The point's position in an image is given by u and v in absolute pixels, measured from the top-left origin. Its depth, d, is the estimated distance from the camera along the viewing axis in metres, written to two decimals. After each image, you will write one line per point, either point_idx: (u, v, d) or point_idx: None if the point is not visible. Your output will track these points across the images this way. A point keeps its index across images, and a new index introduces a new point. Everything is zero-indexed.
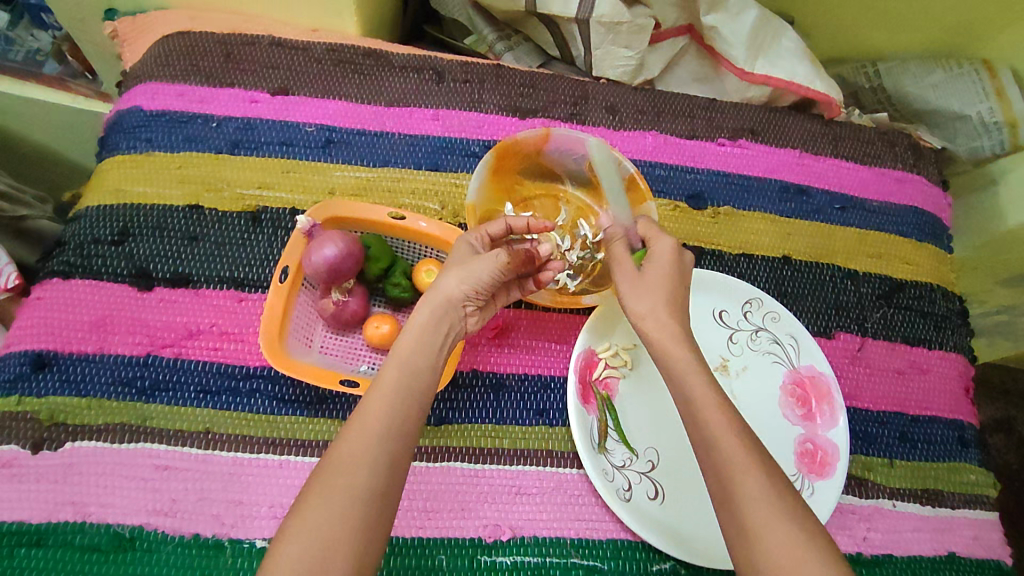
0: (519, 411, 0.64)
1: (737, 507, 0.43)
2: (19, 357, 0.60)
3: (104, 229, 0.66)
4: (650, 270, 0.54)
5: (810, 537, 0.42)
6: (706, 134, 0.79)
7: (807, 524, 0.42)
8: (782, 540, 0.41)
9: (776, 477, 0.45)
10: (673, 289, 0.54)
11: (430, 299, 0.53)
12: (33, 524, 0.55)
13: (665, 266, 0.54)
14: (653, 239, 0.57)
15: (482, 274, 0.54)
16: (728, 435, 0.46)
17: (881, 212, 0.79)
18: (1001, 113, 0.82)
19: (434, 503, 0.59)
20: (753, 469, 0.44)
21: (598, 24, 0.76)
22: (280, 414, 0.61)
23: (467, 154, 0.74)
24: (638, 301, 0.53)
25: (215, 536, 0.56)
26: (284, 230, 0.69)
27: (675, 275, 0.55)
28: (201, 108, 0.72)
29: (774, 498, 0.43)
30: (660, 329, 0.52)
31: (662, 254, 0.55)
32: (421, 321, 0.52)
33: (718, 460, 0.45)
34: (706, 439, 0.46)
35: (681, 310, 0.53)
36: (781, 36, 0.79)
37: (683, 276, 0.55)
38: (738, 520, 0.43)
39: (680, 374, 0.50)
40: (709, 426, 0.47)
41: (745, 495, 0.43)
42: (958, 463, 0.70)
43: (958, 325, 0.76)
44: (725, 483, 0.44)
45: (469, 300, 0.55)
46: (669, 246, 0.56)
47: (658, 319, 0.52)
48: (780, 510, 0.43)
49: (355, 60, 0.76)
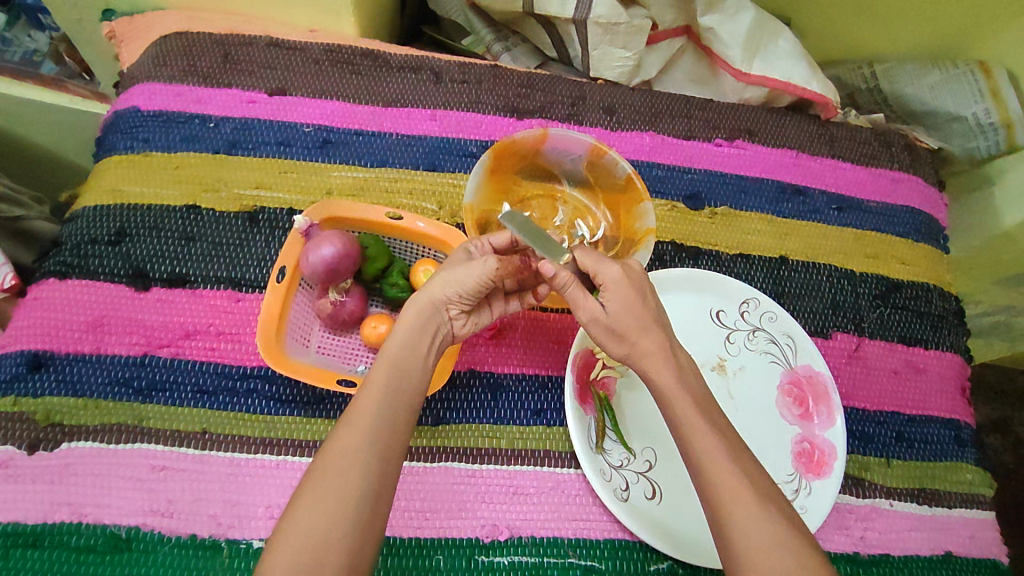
0: (516, 411, 0.64)
1: (730, 530, 0.43)
2: (14, 357, 0.60)
3: (101, 229, 0.66)
4: (615, 308, 0.51)
5: (801, 557, 0.42)
6: (703, 135, 0.79)
7: (801, 548, 0.42)
8: (777, 566, 0.41)
9: (768, 497, 0.45)
10: (642, 316, 0.52)
11: (415, 301, 0.53)
12: (28, 525, 0.55)
13: (626, 298, 0.52)
14: (597, 273, 0.52)
15: (466, 280, 0.53)
16: (718, 454, 0.46)
17: (878, 213, 0.79)
18: (997, 114, 0.81)
19: (432, 503, 0.59)
20: (744, 493, 0.44)
21: (596, 25, 0.76)
22: (278, 414, 0.61)
23: (465, 154, 0.74)
24: (609, 336, 0.53)
25: (213, 537, 0.56)
26: (282, 231, 0.69)
27: (637, 299, 0.52)
28: (199, 108, 0.72)
29: (765, 516, 0.43)
30: (635, 350, 0.52)
31: (614, 288, 0.52)
32: (405, 325, 0.52)
33: (710, 480, 0.45)
34: (697, 459, 0.46)
35: (661, 325, 0.52)
36: (779, 38, 0.80)
37: (643, 296, 0.53)
38: (732, 544, 0.43)
39: (670, 392, 0.50)
40: (699, 448, 0.46)
41: (737, 520, 0.43)
42: (956, 462, 0.70)
43: (955, 325, 0.76)
44: (716, 502, 0.45)
45: (453, 304, 0.54)
46: (615, 275, 0.52)
47: (635, 342, 0.52)
48: (773, 534, 0.43)
49: (353, 61, 0.76)
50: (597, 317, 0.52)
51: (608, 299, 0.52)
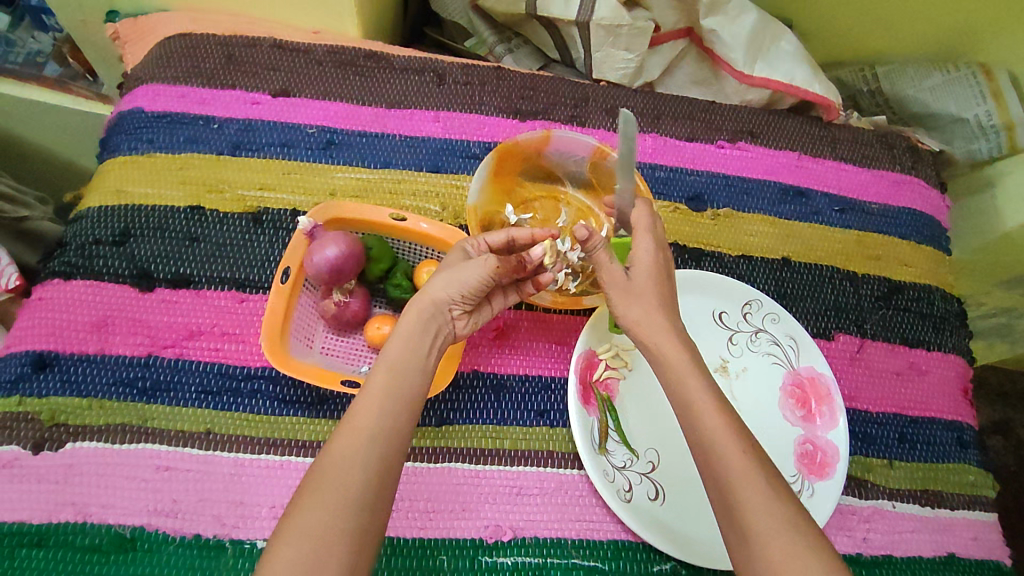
0: (520, 412, 0.64)
1: (743, 527, 0.43)
2: (18, 358, 0.60)
3: (105, 229, 0.66)
4: (639, 276, 0.53)
5: (815, 553, 0.41)
6: (705, 136, 0.79)
7: (816, 544, 0.42)
8: (791, 562, 0.41)
9: (779, 494, 0.44)
10: (662, 290, 0.53)
11: (415, 303, 0.53)
12: (33, 525, 0.55)
13: (653, 269, 0.53)
14: (638, 236, 0.54)
15: (468, 279, 0.54)
16: (728, 449, 0.45)
17: (880, 214, 0.79)
18: (999, 117, 0.82)
19: (435, 504, 0.59)
20: (758, 489, 0.44)
21: (598, 27, 0.76)
22: (281, 414, 0.61)
23: (468, 156, 0.75)
24: (626, 301, 0.53)
25: (217, 537, 0.56)
26: (285, 232, 0.69)
27: (660, 274, 0.54)
28: (202, 109, 0.73)
29: (780, 516, 0.43)
30: (644, 319, 0.52)
31: (643, 257, 0.53)
32: (407, 326, 0.52)
33: (720, 474, 0.45)
34: (707, 456, 0.46)
35: (672, 307, 0.53)
36: (780, 39, 0.80)
37: (667, 275, 0.54)
38: (744, 536, 0.43)
39: (675, 390, 0.49)
40: (709, 443, 0.46)
41: (748, 513, 0.43)
42: (957, 463, 0.70)
43: (957, 327, 0.77)
44: (728, 500, 0.44)
45: (455, 304, 0.55)
46: (649, 248, 0.53)
47: (649, 319, 0.52)
48: (784, 527, 0.42)
49: (356, 62, 0.77)
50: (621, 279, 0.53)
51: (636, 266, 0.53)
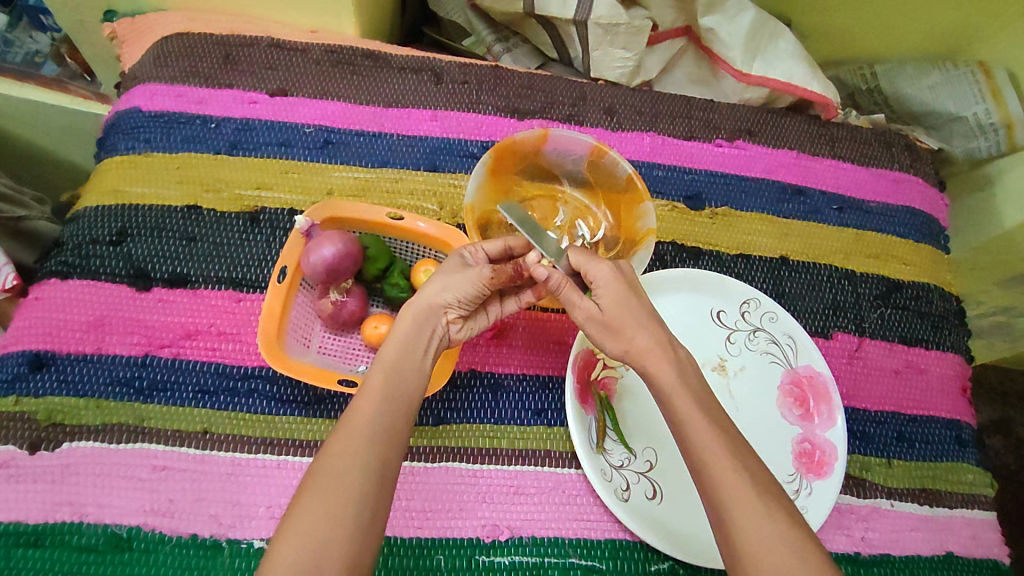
0: (518, 411, 0.64)
1: (730, 531, 0.43)
2: (16, 357, 0.60)
3: (102, 229, 0.66)
4: (608, 306, 0.51)
5: (802, 557, 0.42)
6: (704, 135, 0.79)
7: (803, 548, 0.42)
8: (778, 565, 0.41)
9: (769, 497, 0.44)
10: (636, 312, 0.51)
11: (411, 306, 0.53)
12: (30, 525, 0.55)
13: (618, 293, 0.51)
14: (587, 270, 0.52)
15: (463, 286, 0.54)
16: (719, 450, 0.46)
17: (878, 213, 0.79)
18: (998, 115, 0.81)
19: (432, 503, 0.59)
20: (747, 494, 0.44)
21: (597, 25, 0.76)
22: (279, 414, 0.61)
23: (466, 155, 0.75)
24: (606, 334, 0.52)
25: (213, 537, 0.56)
26: (283, 231, 0.69)
27: (631, 296, 0.52)
28: (200, 108, 0.72)
29: (768, 520, 0.43)
30: (636, 344, 0.51)
31: (604, 285, 0.51)
32: (401, 332, 0.52)
33: (709, 477, 0.45)
34: (697, 458, 0.46)
35: (657, 319, 0.52)
36: (779, 38, 0.80)
37: (639, 294, 0.53)
38: (732, 539, 0.43)
39: (667, 392, 0.49)
40: (700, 446, 0.46)
41: (736, 516, 0.43)
42: (956, 462, 0.70)
43: (956, 325, 0.77)
44: (717, 503, 0.44)
45: (450, 309, 0.54)
46: (607, 274, 0.52)
47: (631, 339, 0.51)
48: (772, 528, 0.43)
49: (354, 61, 0.77)
50: (593, 316, 0.52)
51: (602, 296, 0.51)
